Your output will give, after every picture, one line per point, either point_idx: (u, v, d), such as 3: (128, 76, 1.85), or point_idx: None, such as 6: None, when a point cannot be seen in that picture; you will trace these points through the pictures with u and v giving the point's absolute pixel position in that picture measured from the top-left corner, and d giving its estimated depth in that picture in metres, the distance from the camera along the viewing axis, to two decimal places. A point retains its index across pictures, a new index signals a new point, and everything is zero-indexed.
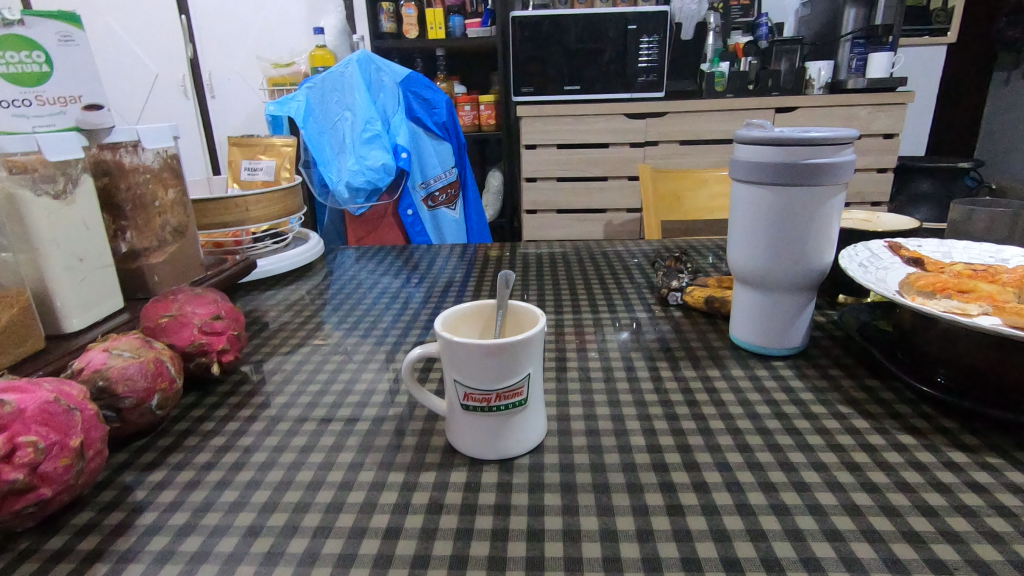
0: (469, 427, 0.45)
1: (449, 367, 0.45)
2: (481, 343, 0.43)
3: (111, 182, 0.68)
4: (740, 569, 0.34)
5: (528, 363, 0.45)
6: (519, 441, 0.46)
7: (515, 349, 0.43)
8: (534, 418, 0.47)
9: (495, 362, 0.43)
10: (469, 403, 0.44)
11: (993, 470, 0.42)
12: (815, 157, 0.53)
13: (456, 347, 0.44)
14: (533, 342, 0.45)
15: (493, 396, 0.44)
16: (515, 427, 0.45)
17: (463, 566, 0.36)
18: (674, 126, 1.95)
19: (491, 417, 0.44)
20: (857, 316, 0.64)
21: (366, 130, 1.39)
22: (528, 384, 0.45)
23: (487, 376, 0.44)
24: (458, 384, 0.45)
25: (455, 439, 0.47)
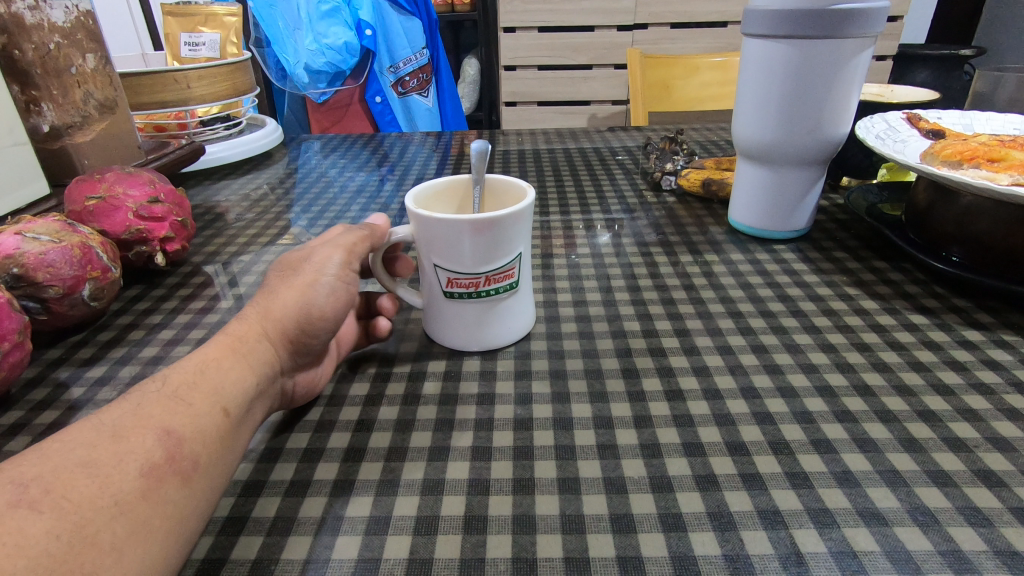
0: (455, 318, 0.40)
1: (426, 249, 0.39)
2: (468, 219, 0.36)
3: (11, 42, 0.55)
4: (746, 453, 0.32)
5: (518, 240, 0.39)
6: (510, 330, 0.41)
7: (504, 223, 0.37)
8: (524, 304, 0.42)
9: (482, 240, 0.37)
10: (454, 291, 0.39)
11: (1008, 347, 0.40)
12: (846, 3, 0.46)
13: (436, 223, 0.37)
14: (522, 214, 0.39)
15: (483, 280, 0.38)
16: (505, 316, 0.41)
17: (444, 458, 0.32)
18: (666, 7, 1.78)
19: (480, 304, 0.39)
20: (863, 197, 0.60)
21: (325, 2, 1.21)
22: (520, 265, 0.40)
23: (473, 256, 0.38)
24: (439, 269, 0.38)
25: (438, 332, 0.42)
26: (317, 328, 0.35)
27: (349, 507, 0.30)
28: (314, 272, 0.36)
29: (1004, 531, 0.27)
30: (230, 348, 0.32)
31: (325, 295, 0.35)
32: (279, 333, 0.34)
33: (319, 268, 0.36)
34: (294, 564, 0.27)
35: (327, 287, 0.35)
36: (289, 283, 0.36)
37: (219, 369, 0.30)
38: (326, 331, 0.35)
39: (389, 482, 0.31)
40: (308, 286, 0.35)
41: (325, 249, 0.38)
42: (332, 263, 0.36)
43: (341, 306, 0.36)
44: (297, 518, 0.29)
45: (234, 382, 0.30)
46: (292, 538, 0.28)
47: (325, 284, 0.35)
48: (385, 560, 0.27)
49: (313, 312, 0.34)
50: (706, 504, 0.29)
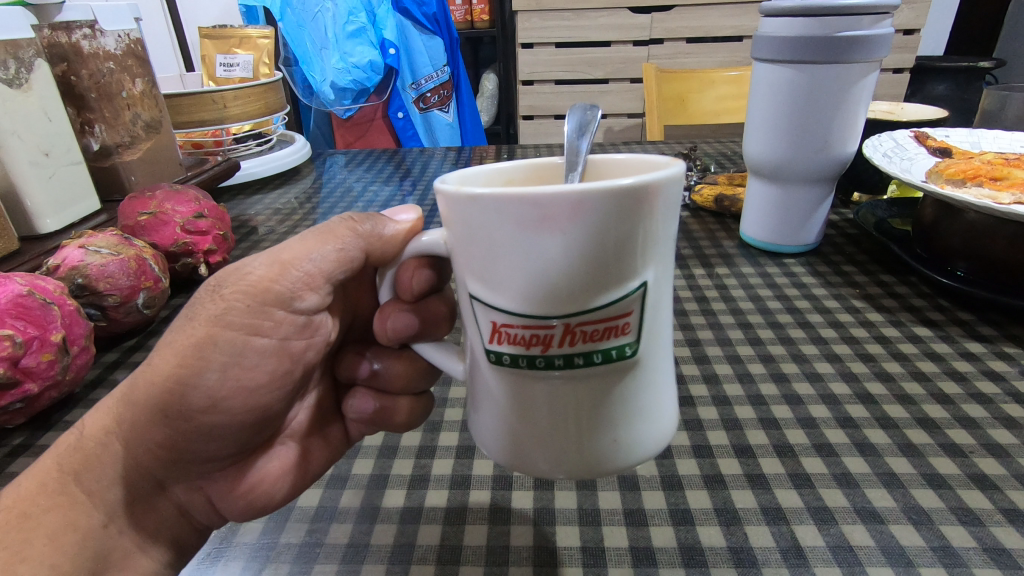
0: (509, 404, 0.24)
1: (462, 269, 0.23)
2: (520, 201, 0.20)
3: (70, 69, 0.61)
4: (751, 455, 0.34)
5: (639, 259, 0.21)
6: (611, 441, 0.24)
7: (605, 209, 0.20)
8: (645, 398, 0.24)
9: (556, 249, 0.20)
10: (501, 352, 0.23)
11: (1009, 359, 0.41)
12: (850, 30, 0.48)
13: (473, 211, 0.21)
14: (654, 202, 0.21)
15: (560, 333, 0.21)
16: (605, 412, 0.23)
17: (470, 455, 0.35)
18: (681, 21, 1.80)
19: (552, 383, 0.22)
20: (874, 213, 0.62)
21: (351, 22, 1.26)
22: (630, 307, 0.21)
23: (540, 282, 0.21)
24: (479, 305, 0.22)
25: (482, 422, 0.26)
26: (212, 415, 0.30)
27: (385, 498, 0.32)
28: (204, 322, 0.29)
29: (993, 529, 0.29)
30: (78, 462, 0.29)
31: (219, 377, 0.29)
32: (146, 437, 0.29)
33: (218, 311, 0.29)
34: (338, 548, 0.30)
35: (229, 349, 0.29)
36: (170, 338, 0.29)
37: (44, 508, 0.28)
38: (222, 418, 0.31)
39: (421, 477, 0.34)
40: (196, 348, 0.29)
41: (259, 266, 0.29)
42: (236, 307, 0.29)
43: (247, 376, 0.30)
44: (338, 508, 0.32)
45: (73, 523, 0.28)
46: (335, 525, 0.31)
47: (224, 343, 0.29)
48: (418, 546, 0.29)
49: (200, 392, 0.29)
50: (713, 500, 0.31)
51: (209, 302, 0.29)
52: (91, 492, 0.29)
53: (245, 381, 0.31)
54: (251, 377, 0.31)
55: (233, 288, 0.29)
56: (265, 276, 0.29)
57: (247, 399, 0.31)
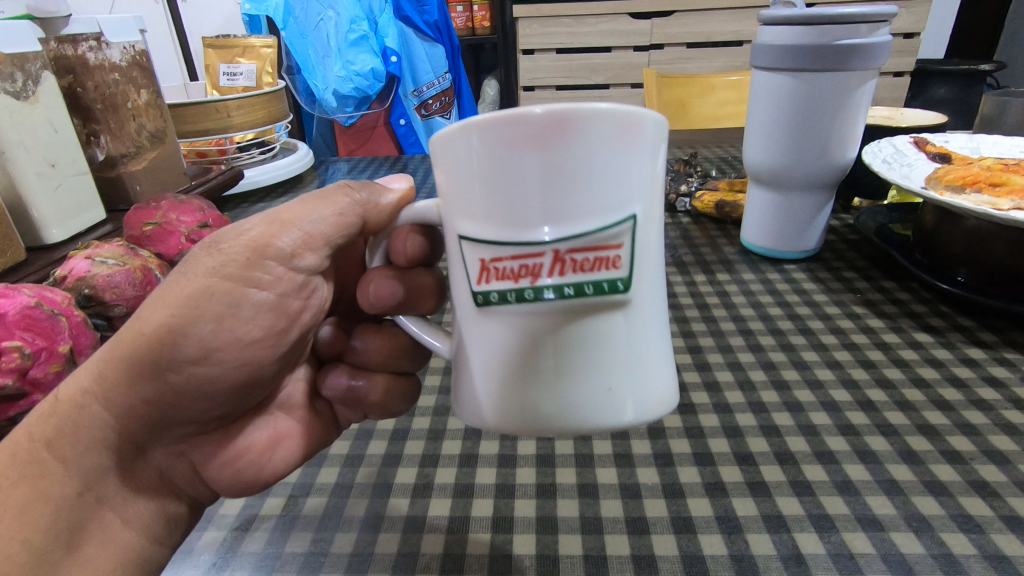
0: (498, 345, 0.26)
1: (454, 214, 0.25)
2: (513, 127, 0.22)
3: (76, 81, 0.62)
4: (752, 462, 0.34)
5: (626, 192, 0.23)
6: (598, 380, 0.25)
7: (592, 133, 0.22)
8: (632, 339, 0.26)
9: (546, 173, 0.22)
10: (490, 290, 0.25)
11: (1011, 366, 0.41)
12: (848, 38, 0.49)
13: (467, 143, 0.23)
14: (638, 136, 0.23)
15: (550, 262, 0.23)
16: (594, 350, 0.25)
17: (473, 463, 0.35)
18: (681, 27, 1.81)
19: (541, 316, 0.24)
20: (874, 218, 0.62)
21: (352, 31, 1.27)
22: (617, 241, 0.23)
23: (535, 206, 0.23)
24: (471, 243, 0.24)
25: (472, 378, 0.27)
26: (202, 368, 0.31)
27: (388, 507, 0.33)
28: (200, 274, 0.30)
29: (993, 537, 0.29)
30: (51, 429, 0.29)
31: (213, 330, 0.30)
32: (131, 394, 0.30)
33: (214, 263, 0.30)
34: (341, 557, 0.30)
35: (225, 300, 0.30)
36: (161, 293, 0.30)
37: (14, 480, 0.27)
38: (211, 372, 0.31)
39: (424, 485, 0.34)
40: (191, 300, 0.30)
41: (258, 225, 0.31)
42: (234, 259, 0.30)
43: (240, 329, 0.31)
44: (342, 517, 0.32)
45: (46, 493, 0.28)
46: (339, 534, 0.31)
47: (220, 294, 0.30)
48: (421, 555, 0.30)
49: (191, 344, 0.30)
50: (714, 508, 0.31)
51: (206, 257, 0.30)
52: (66, 459, 0.29)
53: (236, 337, 0.32)
54: (244, 331, 0.32)
55: (233, 242, 0.30)
56: (265, 232, 0.31)
57: (238, 353, 0.32)
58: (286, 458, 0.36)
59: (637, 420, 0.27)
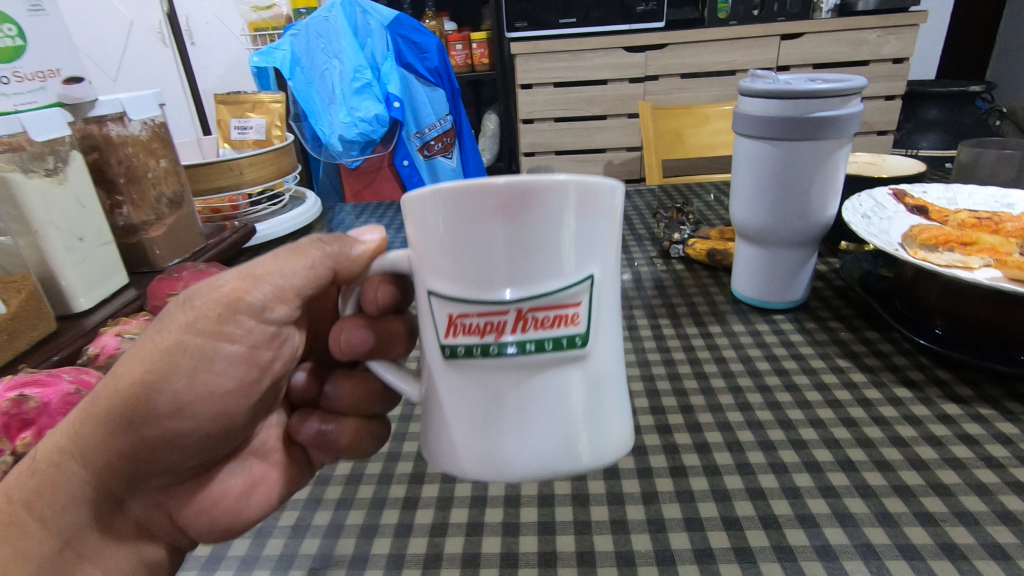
0: (464, 395, 0.28)
1: (423, 269, 0.28)
2: (482, 194, 0.25)
3: (101, 157, 0.66)
4: (739, 528, 0.37)
5: (585, 255, 0.27)
6: (556, 427, 0.28)
7: (552, 202, 0.25)
8: (591, 387, 0.29)
9: (510, 236, 0.25)
10: (456, 344, 0.27)
11: (984, 422, 0.44)
12: (822, 110, 0.52)
13: (439, 204, 0.26)
14: (597, 203, 0.26)
15: (513, 319, 0.26)
16: (554, 399, 0.28)
17: (479, 533, 0.38)
18: (675, 58, 1.86)
19: (504, 368, 0.27)
20: (858, 266, 0.64)
21: (357, 79, 1.33)
22: (576, 300, 0.27)
23: (500, 265, 0.26)
24: (439, 299, 0.27)
25: (440, 425, 0.30)
26: (174, 423, 0.35)
27: None
28: (173, 331, 0.34)
29: None
30: (31, 491, 0.33)
31: (187, 385, 0.35)
32: (107, 451, 0.34)
33: (189, 319, 0.35)
34: None
35: (197, 356, 0.35)
36: (137, 351, 0.34)
37: None
38: (186, 424, 0.36)
39: (434, 556, 0.36)
40: (166, 356, 0.34)
41: (230, 281, 0.35)
42: (206, 315, 0.35)
43: (212, 382, 0.36)
44: None
45: (24, 551, 0.32)
46: None
47: (192, 350, 0.35)
48: None
49: (165, 398, 0.34)
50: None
51: (179, 313, 0.35)
52: (44, 518, 0.33)
53: (209, 388, 0.36)
54: (216, 382, 0.37)
55: (206, 300, 0.35)
56: (236, 288, 0.35)
57: (211, 404, 0.37)
58: (259, 503, 0.40)
59: (597, 463, 0.30)
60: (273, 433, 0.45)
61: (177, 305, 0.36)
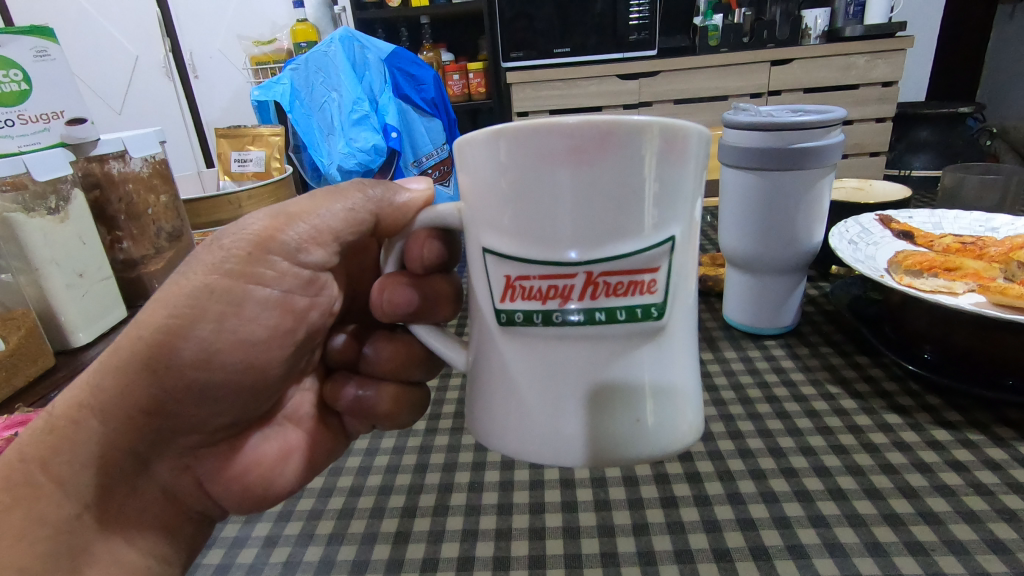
0: (523, 363, 0.29)
1: (481, 225, 0.28)
2: (554, 139, 0.25)
3: (102, 194, 0.68)
4: (729, 559, 0.36)
5: (664, 216, 0.26)
6: (626, 401, 0.29)
7: (628, 151, 0.25)
8: (661, 360, 0.29)
9: (583, 191, 0.25)
10: (514, 309, 0.28)
11: (973, 448, 0.44)
12: (802, 141, 0.54)
13: (508, 150, 0.26)
14: (682, 156, 0.26)
15: (581, 284, 0.26)
16: (622, 373, 0.28)
17: (469, 568, 0.37)
18: (667, 85, 1.89)
19: (570, 337, 0.27)
20: (848, 291, 0.65)
21: (355, 111, 1.34)
22: (653, 261, 0.27)
23: (573, 218, 0.26)
24: (499, 259, 0.27)
25: (493, 395, 0.31)
26: (199, 371, 0.37)
27: None
28: (201, 273, 0.35)
29: None
30: (48, 448, 0.35)
31: (215, 333, 0.36)
32: (131, 404, 0.35)
33: (218, 261, 0.36)
34: None
35: (226, 298, 0.36)
36: (165, 295, 0.35)
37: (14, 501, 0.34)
38: (214, 374, 0.37)
39: None
40: (194, 302, 0.35)
41: (260, 222, 0.36)
42: (235, 255, 0.35)
43: (244, 330, 0.37)
44: None
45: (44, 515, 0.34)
46: None
47: (223, 295, 0.36)
48: None
49: (193, 346, 0.36)
50: None
51: (210, 256, 0.36)
52: (62, 477, 0.35)
53: (239, 335, 0.37)
54: (246, 331, 0.37)
55: (233, 240, 0.35)
56: (269, 227, 0.36)
57: (239, 355, 0.38)
58: (292, 473, 0.44)
59: (659, 439, 0.30)
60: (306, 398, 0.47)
61: (207, 246, 0.36)
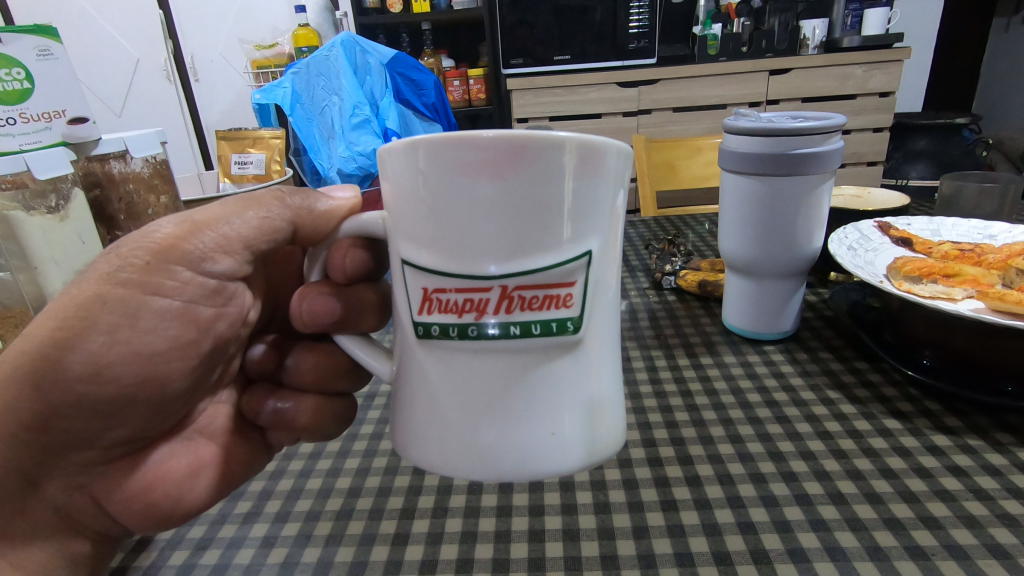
0: (440, 377, 0.29)
1: (401, 236, 0.28)
2: (468, 152, 0.25)
3: (102, 194, 0.67)
4: (731, 563, 0.36)
5: (580, 230, 0.27)
6: (543, 416, 0.29)
7: (542, 166, 0.25)
8: (579, 374, 0.29)
9: (497, 204, 0.25)
10: (431, 322, 0.28)
11: (974, 453, 0.44)
12: (803, 147, 0.54)
13: (424, 160, 0.26)
14: (597, 171, 0.26)
15: (496, 297, 0.26)
16: (540, 387, 0.28)
17: (469, 569, 0.37)
18: (666, 93, 1.90)
19: (485, 351, 0.27)
20: (847, 297, 0.65)
21: (356, 115, 1.36)
22: (570, 277, 0.27)
23: (486, 232, 0.26)
24: (416, 271, 0.27)
25: (414, 409, 0.31)
26: (90, 384, 0.37)
27: None
28: (94, 283, 0.36)
29: None
30: None
31: (104, 345, 0.37)
32: (14, 418, 0.35)
33: (110, 271, 0.36)
34: None
35: (120, 311, 0.37)
36: (53, 307, 0.36)
37: None
38: (108, 385, 0.38)
39: None
40: (79, 310, 0.36)
41: (167, 228, 0.37)
42: (134, 263, 0.36)
43: (139, 341, 0.38)
44: None
45: None
46: None
47: (112, 306, 0.36)
48: None
49: (80, 359, 0.36)
50: None
51: (104, 266, 0.37)
52: None
53: (134, 347, 0.38)
54: (143, 342, 0.38)
55: (131, 248, 0.36)
56: (176, 235, 0.37)
57: (135, 367, 0.39)
58: (202, 488, 0.43)
59: (581, 453, 0.30)
60: (220, 411, 0.47)
61: (106, 256, 0.37)
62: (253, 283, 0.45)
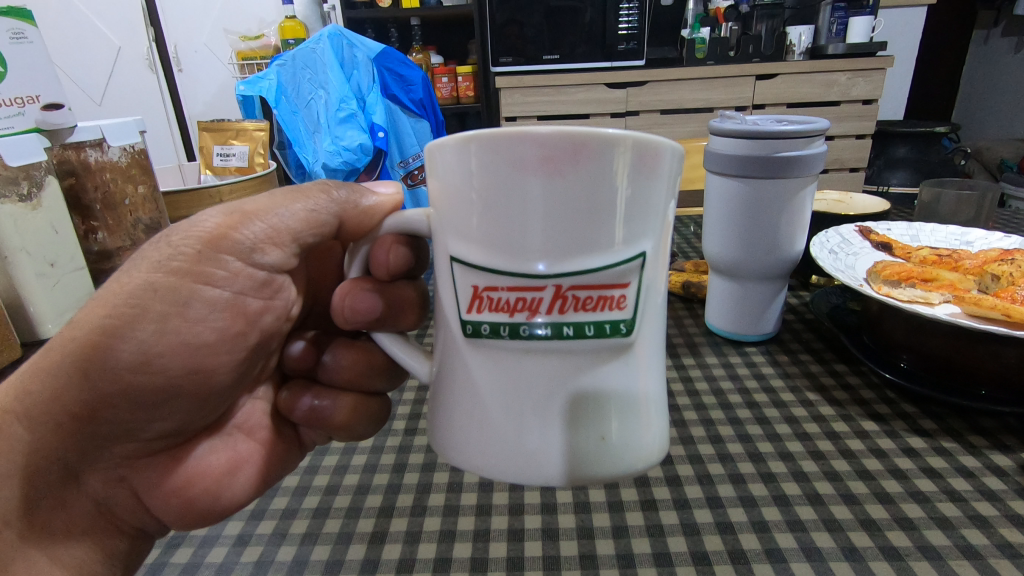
0: (488, 377, 0.28)
1: (450, 232, 0.28)
2: (527, 148, 0.24)
3: (77, 182, 0.65)
4: (708, 563, 0.36)
5: (635, 232, 0.26)
6: (591, 418, 0.28)
7: (600, 164, 0.25)
8: (629, 379, 0.29)
9: (553, 202, 0.25)
10: (480, 321, 0.27)
11: (948, 455, 0.45)
12: (787, 150, 0.54)
13: (480, 155, 0.25)
14: (654, 172, 0.26)
15: (550, 297, 0.26)
16: (590, 388, 0.28)
17: (446, 568, 0.36)
18: (653, 95, 1.91)
19: (535, 351, 0.27)
20: (828, 300, 0.66)
21: (342, 109, 1.33)
22: (623, 277, 0.26)
23: (541, 230, 0.25)
24: (465, 268, 0.27)
25: (456, 409, 0.30)
26: (136, 373, 0.35)
27: None
28: (144, 270, 0.35)
29: None
30: None
31: (151, 333, 0.35)
32: (58, 407, 0.34)
33: (164, 257, 0.35)
34: None
35: (170, 299, 0.35)
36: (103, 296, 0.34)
37: None
38: (153, 375, 0.36)
39: None
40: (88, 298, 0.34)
41: (215, 217, 0.35)
42: (184, 252, 0.35)
43: (188, 331, 0.36)
44: None
45: None
46: None
47: (162, 294, 0.35)
48: None
49: (127, 347, 0.34)
50: None
51: (154, 252, 0.35)
52: None
53: (182, 338, 0.36)
54: (191, 332, 0.36)
55: (183, 237, 0.35)
56: (224, 224, 0.35)
57: (180, 357, 0.37)
58: (241, 485, 0.41)
59: (624, 456, 0.30)
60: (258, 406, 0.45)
61: (155, 244, 0.36)
62: (297, 276, 0.43)
